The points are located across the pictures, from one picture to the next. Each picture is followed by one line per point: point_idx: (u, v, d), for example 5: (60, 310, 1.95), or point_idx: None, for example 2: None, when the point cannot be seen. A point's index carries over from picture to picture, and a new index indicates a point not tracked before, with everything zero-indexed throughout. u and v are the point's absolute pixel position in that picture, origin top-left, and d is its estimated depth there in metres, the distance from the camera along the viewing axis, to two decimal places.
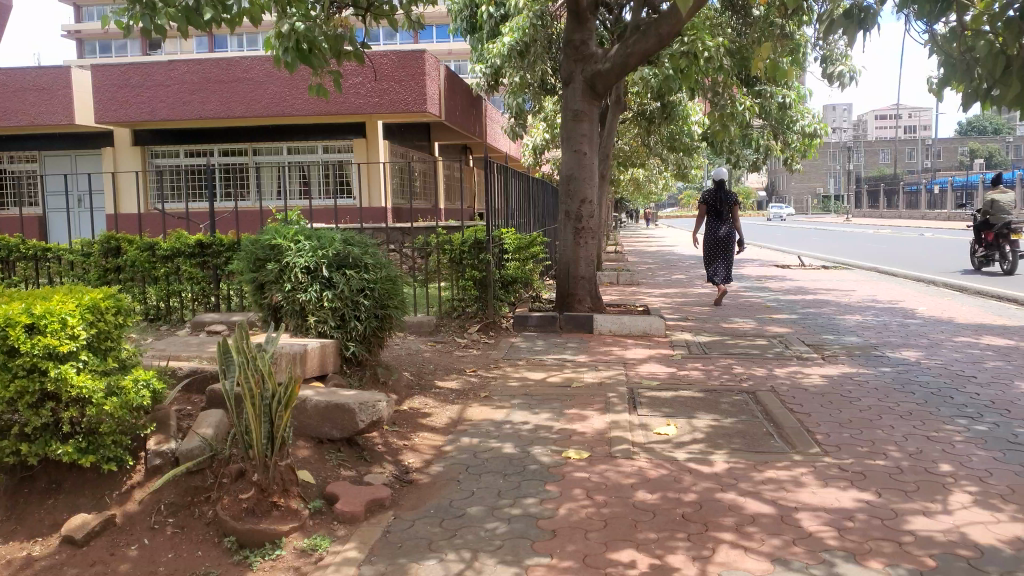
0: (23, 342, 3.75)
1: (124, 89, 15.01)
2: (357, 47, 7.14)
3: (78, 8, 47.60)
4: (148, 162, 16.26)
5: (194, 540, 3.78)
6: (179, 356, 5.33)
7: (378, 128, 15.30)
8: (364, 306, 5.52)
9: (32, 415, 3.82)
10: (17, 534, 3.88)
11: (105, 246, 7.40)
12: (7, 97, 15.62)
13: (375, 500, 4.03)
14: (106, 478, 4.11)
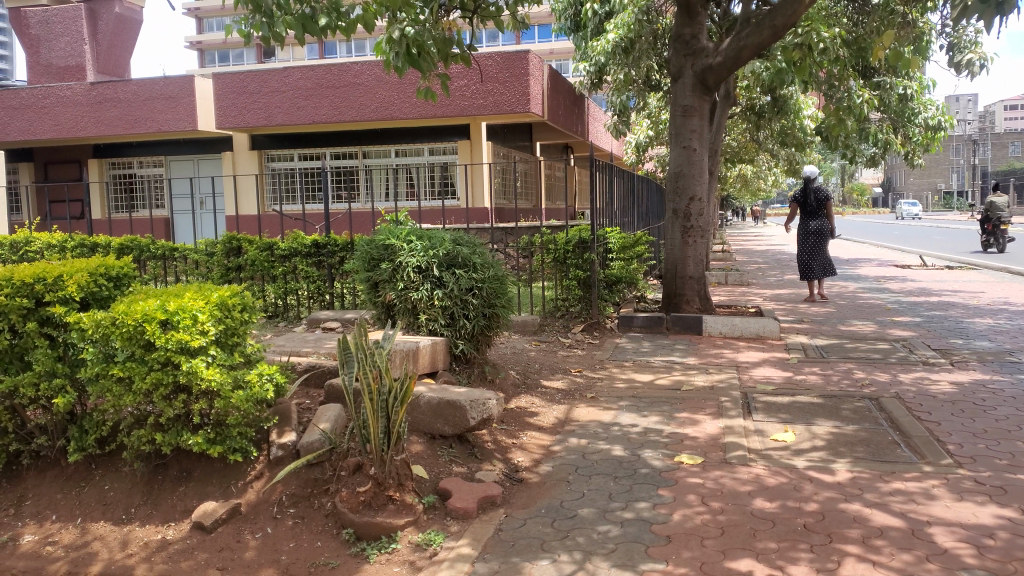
0: (159, 337, 3.97)
1: (243, 95, 15.85)
2: (465, 49, 7.19)
3: (199, 19, 50.00)
4: (264, 165, 16.95)
5: (314, 530, 3.90)
6: (299, 352, 5.52)
7: (482, 129, 15.39)
8: (473, 305, 5.57)
9: (166, 406, 4.05)
10: (153, 518, 4.10)
11: (228, 246, 7.70)
12: (138, 105, 16.55)
13: (486, 498, 4.06)
14: (233, 468, 4.29)
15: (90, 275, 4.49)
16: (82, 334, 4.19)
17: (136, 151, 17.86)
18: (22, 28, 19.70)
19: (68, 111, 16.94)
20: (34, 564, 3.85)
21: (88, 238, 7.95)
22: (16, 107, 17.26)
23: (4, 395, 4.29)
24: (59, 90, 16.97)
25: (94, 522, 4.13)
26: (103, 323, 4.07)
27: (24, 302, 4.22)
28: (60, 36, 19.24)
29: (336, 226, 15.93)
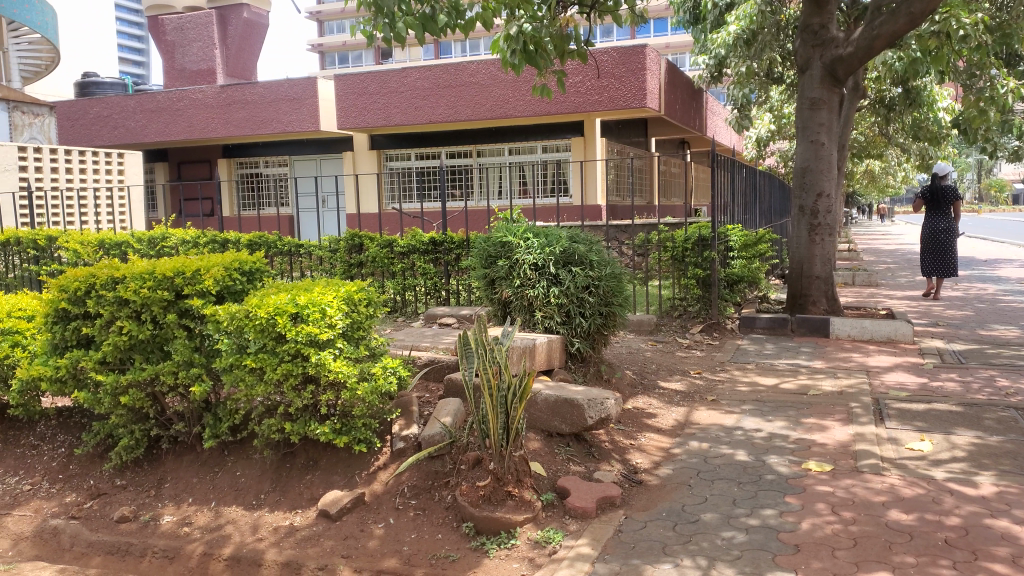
0: (289, 329, 4.13)
1: (362, 96, 16.30)
2: (582, 46, 7.09)
3: (321, 22, 51.67)
4: (382, 164, 17.39)
5: (435, 523, 3.94)
6: (419, 346, 5.63)
7: (596, 126, 15.27)
8: (590, 303, 5.51)
9: (295, 396, 4.21)
10: (282, 505, 4.25)
11: (350, 243, 7.90)
12: (264, 107, 17.25)
13: (605, 498, 4.01)
14: (357, 459, 4.40)
15: (225, 269, 4.69)
16: (218, 326, 4.38)
17: (262, 151, 18.64)
18: (160, 35, 20.85)
19: (201, 113, 17.82)
20: (173, 543, 4.06)
21: (220, 234, 8.22)
22: (154, 110, 18.27)
23: (146, 383, 4.51)
24: (192, 93, 17.88)
25: (228, 506, 4.31)
26: (238, 316, 4.25)
27: (165, 294, 4.45)
28: (193, 42, 20.27)
29: (453, 224, 16.17)
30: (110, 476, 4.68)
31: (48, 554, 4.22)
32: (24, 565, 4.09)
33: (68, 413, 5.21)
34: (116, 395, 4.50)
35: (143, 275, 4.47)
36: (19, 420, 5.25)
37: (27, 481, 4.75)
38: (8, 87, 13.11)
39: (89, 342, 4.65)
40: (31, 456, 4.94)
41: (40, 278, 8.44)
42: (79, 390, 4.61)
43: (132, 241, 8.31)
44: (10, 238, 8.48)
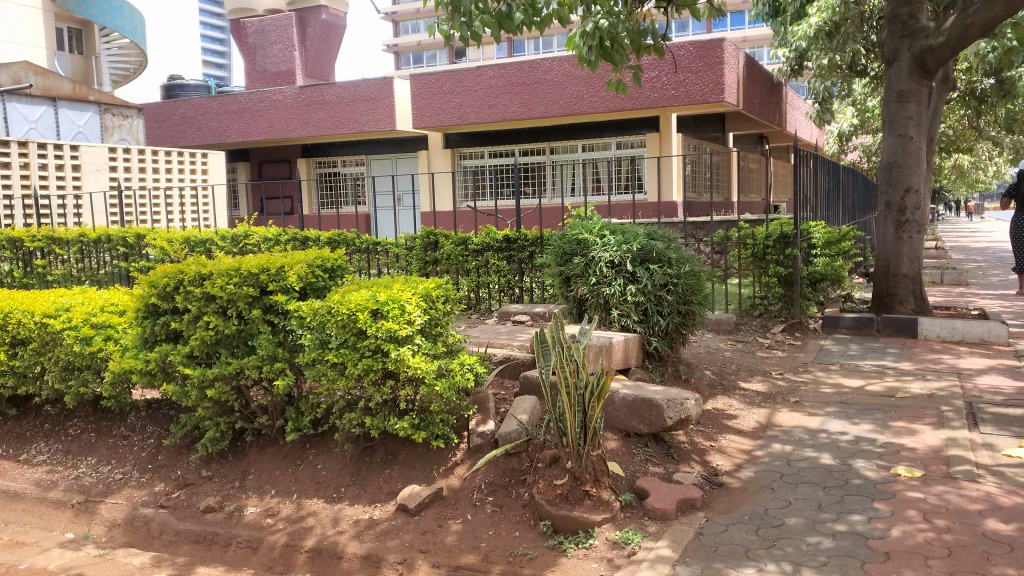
0: (370, 325, 4.20)
1: (437, 95, 16.45)
2: (660, 40, 6.93)
3: (396, 22, 52.31)
4: (456, 162, 17.53)
5: (512, 520, 3.94)
6: (494, 343, 5.65)
7: (672, 121, 15.02)
8: (669, 301, 5.43)
9: (375, 391, 4.27)
10: (362, 498, 4.30)
11: (426, 240, 7.94)
12: (341, 107, 17.55)
13: (685, 500, 3.94)
14: (435, 454, 4.42)
15: (308, 266, 4.79)
16: (301, 321, 4.48)
17: (340, 151, 18.98)
18: (241, 37, 21.40)
19: (280, 113, 18.24)
20: (256, 534, 4.15)
21: (299, 232, 8.33)
22: (236, 111, 18.78)
23: (232, 376, 4.63)
24: (272, 95, 18.32)
25: (309, 499, 4.39)
26: (321, 312, 4.35)
27: (250, 290, 4.56)
28: (273, 44, 20.75)
29: (527, 221, 16.20)
30: (196, 467, 4.81)
31: (139, 541, 4.38)
32: (117, 552, 4.26)
33: (157, 405, 5.37)
34: (203, 388, 4.63)
35: (229, 271, 4.59)
36: (111, 411, 5.44)
37: (119, 470, 4.92)
38: (100, 91, 13.62)
39: (177, 336, 4.79)
40: (123, 445, 5.11)
41: (129, 275, 8.68)
42: (168, 383, 4.76)
43: (216, 238, 8.48)
44: (101, 235, 8.68)
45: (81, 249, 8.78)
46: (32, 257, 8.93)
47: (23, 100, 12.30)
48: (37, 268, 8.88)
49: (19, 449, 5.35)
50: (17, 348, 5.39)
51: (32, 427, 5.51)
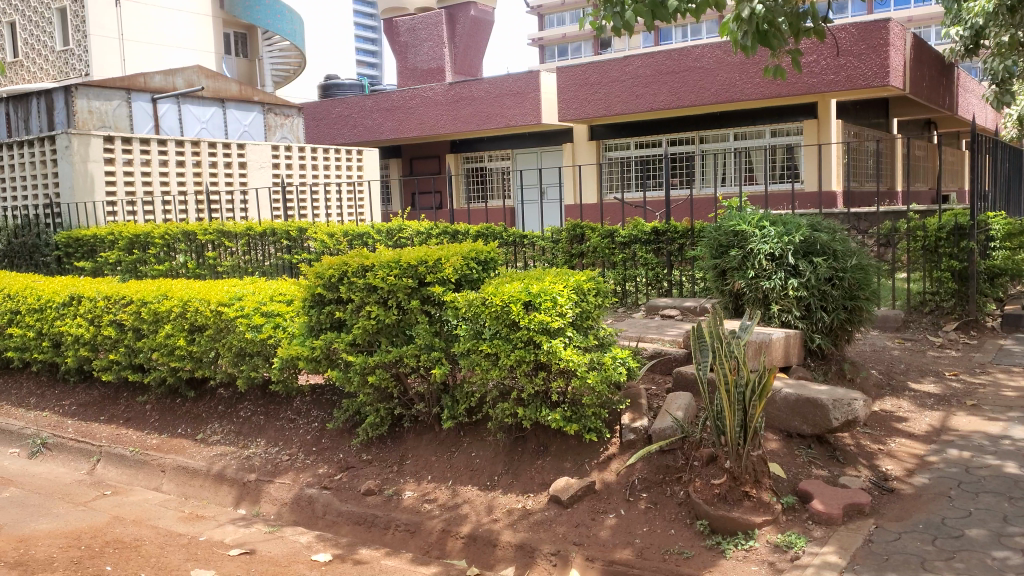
0: (523, 317, 4.25)
1: (584, 87, 16.41)
2: (820, 23, 6.47)
3: (542, 16, 52.63)
4: (601, 154, 17.45)
5: (668, 518, 3.87)
6: (645, 337, 5.56)
7: (831, 108, 14.38)
8: (833, 297, 5.18)
9: (528, 381, 4.32)
10: (514, 487, 4.34)
11: (572, 233, 7.78)
12: (490, 102, 17.84)
13: (853, 505, 3.75)
14: (586, 447, 4.39)
15: (463, 258, 4.88)
16: (456, 312, 4.60)
17: (486, 146, 19.29)
18: (393, 36, 22.10)
19: (430, 110, 18.76)
20: (414, 518, 4.27)
21: (450, 225, 8.38)
22: (389, 109, 19.44)
23: (391, 364, 4.80)
24: (422, 92, 18.85)
25: (464, 486, 4.46)
26: (475, 303, 4.45)
27: (409, 282, 4.72)
28: (424, 42, 21.30)
29: (678, 213, 15.95)
30: (357, 450, 4.99)
31: (306, 520, 4.62)
32: (285, 529, 4.55)
33: (320, 391, 5.62)
34: (364, 374, 4.82)
35: (390, 263, 4.77)
36: (278, 395, 5.73)
37: (286, 451, 5.17)
38: (264, 91, 14.38)
39: (340, 325, 5.01)
40: (289, 428, 5.37)
41: (292, 266, 9.10)
42: (332, 369, 5.00)
43: (373, 232, 8.64)
44: (266, 229, 9.14)
45: (248, 241, 9.30)
46: (204, 249, 9.49)
47: (196, 101, 13.16)
48: (209, 260, 9.43)
49: (196, 428, 5.73)
50: (195, 335, 5.77)
51: (207, 408, 5.86)
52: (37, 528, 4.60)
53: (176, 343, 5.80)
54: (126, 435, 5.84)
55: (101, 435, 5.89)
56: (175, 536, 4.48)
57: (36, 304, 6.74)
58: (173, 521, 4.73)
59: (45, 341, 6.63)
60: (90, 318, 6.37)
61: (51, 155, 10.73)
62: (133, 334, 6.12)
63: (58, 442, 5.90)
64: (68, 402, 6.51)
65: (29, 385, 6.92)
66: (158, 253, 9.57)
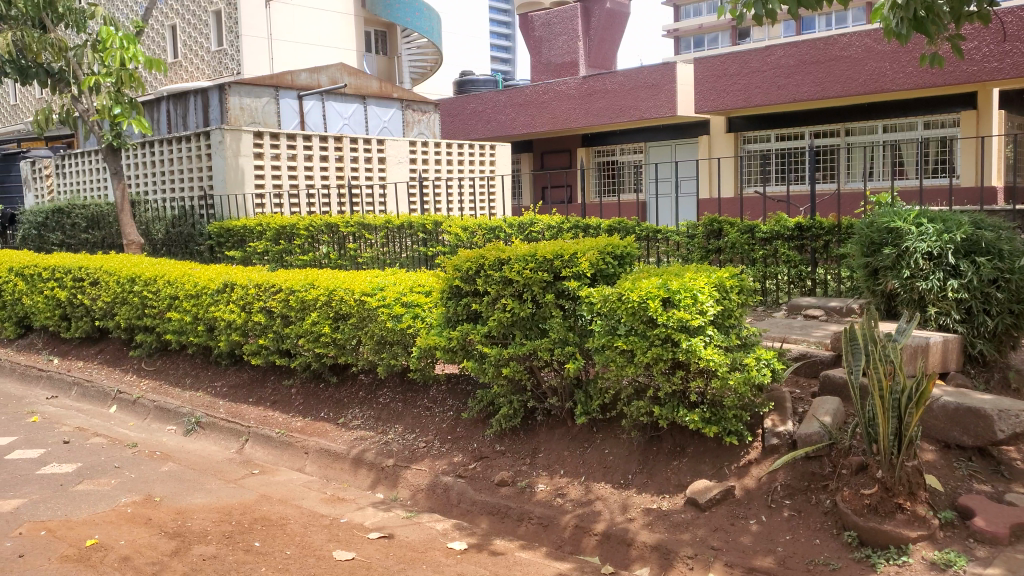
0: (661, 314, 4.17)
1: (722, 78, 16.00)
2: (984, 6, 5.97)
3: (677, 7, 51.67)
4: (740, 147, 17.05)
5: (813, 527, 3.71)
6: (789, 338, 5.40)
7: (993, 97, 13.50)
8: (998, 299, 4.84)
9: (665, 380, 4.23)
10: (649, 487, 4.25)
11: (708, 229, 7.40)
12: (624, 95, 17.67)
13: (1021, 525, 3.49)
14: (726, 450, 4.26)
15: (599, 252, 4.83)
16: (592, 307, 4.55)
17: (618, 139, 19.12)
18: (529, 31, 22.23)
19: (564, 104, 18.79)
20: (548, 511, 4.28)
21: (583, 219, 8.30)
22: (522, 104, 19.60)
23: (525, 357, 4.82)
24: (556, 86, 18.90)
25: (598, 483, 4.41)
26: (611, 298, 4.40)
27: (544, 275, 4.71)
28: (559, 36, 21.31)
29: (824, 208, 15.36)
30: (490, 441, 5.02)
31: (441, 507, 4.71)
32: (422, 516, 4.65)
33: (456, 380, 5.70)
34: (499, 365, 4.89)
35: (526, 256, 4.80)
36: (416, 383, 5.86)
37: (423, 439, 5.27)
38: (403, 88, 14.77)
39: (476, 317, 5.08)
40: (426, 416, 5.48)
41: (427, 259, 9.30)
42: (467, 360, 5.08)
43: (505, 226, 8.60)
44: (404, 222, 9.38)
45: (387, 234, 9.55)
46: (345, 241, 9.82)
47: (339, 98, 13.62)
48: (350, 251, 9.77)
49: (338, 413, 5.92)
50: (339, 322, 5.97)
51: (348, 394, 6.06)
52: (193, 502, 4.89)
53: (321, 330, 6.04)
54: (272, 417, 6.12)
55: (249, 416, 6.20)
56: (318, 517, 4.66)
57: (192, 291, 7.15)
58: (316, 502, 4.92)
59: (200, 325, 7.03)
60: (242, 305, 6.71)
61: (206, 150, 11.40)
62: (281, 320, 6.40)
63: (211, 421, 6.25)
64: (220, 383, 6.88)
65: (185, 366, 7.35)
66: (303, 244, 9.98)
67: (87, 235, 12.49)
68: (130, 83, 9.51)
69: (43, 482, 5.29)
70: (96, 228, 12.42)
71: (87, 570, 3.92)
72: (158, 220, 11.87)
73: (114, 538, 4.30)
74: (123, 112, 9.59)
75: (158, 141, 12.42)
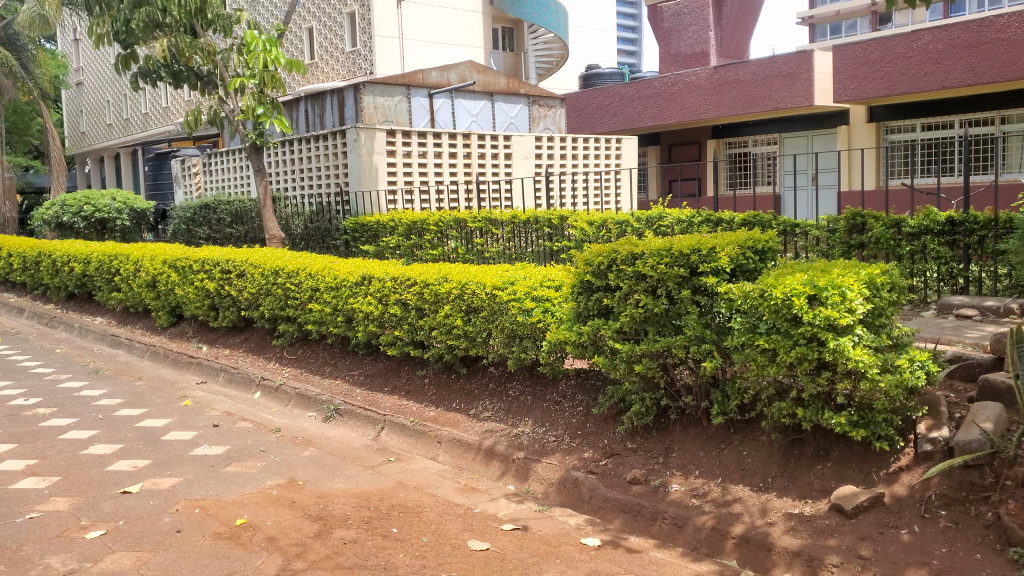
0: (807, 312, 4.01)
1: (864, 65, 15.37)
2: None
3: None
4: (881, 137, 16.34)
5: (972, 540, 3.49)
6: (943, 340, 5.15)
7: None
8: None
9: (809, 381, 4.07)
10: (790, 492, 4.10)
11: (850, 223, 7.10)
12: (757, 85, 17.16)
13: None
14: (875, 456, 4.06)
15: (739, 247, 4.70)
16: (731, 304, 4.44)
17: (750, 130, 18.59)
18: (657, 22, 21.90)
19: (694, 95, 18.42)
20: (683, 511, 4.20)
21: (714, 213, 8.08)
22: (650, 96, 19.35)
23: (658, 354, 4.74)
24: (686, 77, 18.55)
25: (735, 485, 4.29)
26: (753, 295, 4.27)
27: (680, 271, 4.63)
28: (689, 26, 20.91)
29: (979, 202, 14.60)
30: (622, 438, 4.96)
31: (573, 502, 4.70)
32: (554, 510, 4.66)
33: (586, 375, 5.67)
34: (630, 362, 4.83)
35: (661, 251, 4.73)
36: (545, 377, 5.86)
37: (553, 433, 5.27)
38: (530, 84, 14.86)
39: (607, 312, 5.03)
40: (556, 410, 5.47)
41: (553, 254, 9.29)
42: (598, 355, 5.04)
43: (632, 220, 8.49)
44: (530, 217, 9.42)
45: (513, 229, 9.61)
46: (472, 235, 9.94)
47: (468, 95, 13.82)
48: (477, 246, 9.88)
49: (469, 404, 6.00)
50: (470, 315, 6.06)
51: (479, 386, 6.13)
52: (333, 487, 5.06)
53: (454, 323, 6.14)
54: (406, 406, 6.27)
55: (385, 404, 6.38)
56: (452, 506, 4.74)
57: (332, 283, 7.42)
58: (450, 492, 5.00)
59: (339, 316, 7.28)
60: (379, 297, 6.92)
61: (342, 148, 11.81)
62: (416, 313, 6.55)
63: (348, 409, 6.46)
64: (358, 371, 7.11)
65: (324, 355, 7.63)
66: (432, 239, 10.19)
67: (232, 230, 13.15)
68: (273, 84, 9.96)
69: (196, 462, 5.60)
70: (240, 222, 13.05)
71: (237, 548, 4.12)
72: (297, 215, 12.34)
73: (262, 519, 4.50)
74: (265, 112, 10.05)
75: (298, 140, 12.94)
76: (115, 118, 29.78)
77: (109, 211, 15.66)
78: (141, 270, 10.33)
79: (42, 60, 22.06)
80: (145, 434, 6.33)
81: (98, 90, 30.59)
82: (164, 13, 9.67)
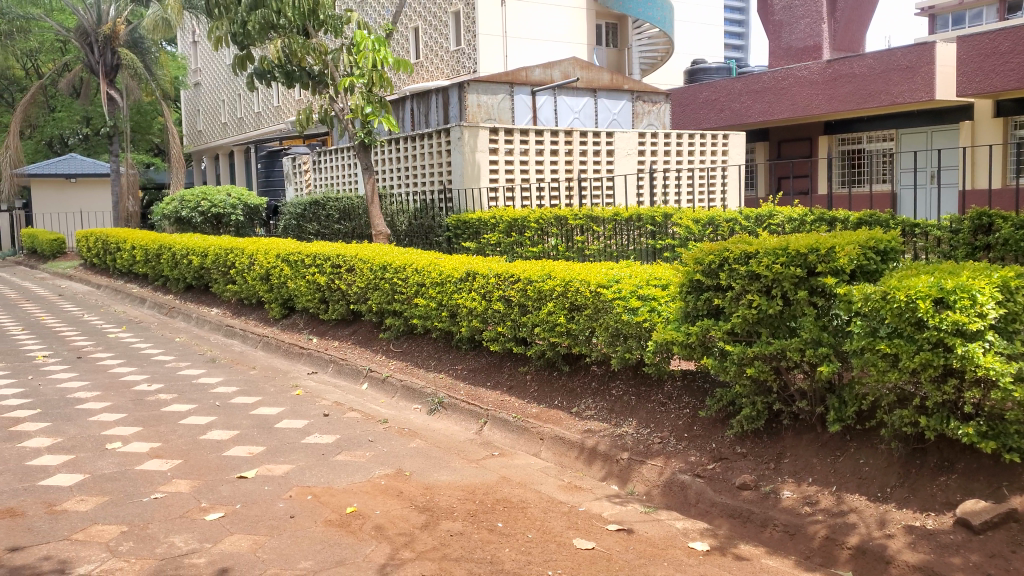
0: (933, 316, 3.84)
1: (992, 57, 14.45)
2: None
3: None
4: (1009, 133, 15.48)
5: None
6: None
7: None
8: None
9: (935, 388, 3.88)
10: (911, 504, 3.91)
11: (976, 223, 6.67)
12: (872, 79, 16.52)
13: None
14: (1005, 469, 3.81)
15: (859, 247, 4.52)
16: (850, 306, 4.29)
17: (864, 127, 17.93)
18: (767, 15, 21.30)
19: (805, 90, 17.89)
20: (795, 519, 4.10)
21: (828, 211, 7.77)
22: (758, 91, 18.91)
23: (771, 357, 4.62)
24: (797, 72, 18.03)
25: (851, 494, 4.12)
26: (875, 298, 4.10)
27: (797, 271, 4.51)
28: (801, 19, 20.29)
29: None
30: (731, 442, 4.85)
31: (679, 505, 4.64)
32: (660, 512, 4.61)
33: (693, 377, 5.58)
34: (741, 365, 4.72)
35: (776, 250, 4.62)
36: (650, 377, 5.80)
37: (658, 434, 5.19)
38: (634, 80, 14.70)
39: (717, 312, 4.94)
40: (661, 411, 5.39)
41: (657, 252, 9.18)
42: (706, 356, 4.94)
43: (741, 218, 8.29)
44: (632, 215, 9.34)
45: (615, 227, 9.55)
46: (573, 234, 9.90)
47: (571, 92, 13.79)
48: (577, 244, 9.84)
49: (571, 402, 5.99)
50: (574, 313, 6.04)
51: (581, 384, 6.11)
52: (439, 479, 5.14)
53: (557, 320, 6.13)
54: (509, 402, 6.31)
55: (487, 399, 6.43)
56: (557, 503, 4.74)
57: (438, 278, 7.54)
58: (554, 489, 5.00)
59: (444, 311, 7.39)
60: (483, 293, 6.98)
61: (446, 146, 11.97)
62: (519, 309, 6.57)
63: (452, 402, 6.56)
64: (461, 366, 7.19)
65: (429, 349, 7.75)
66: (533, 236, 10.19)
67: (340, 226, 13.51)
68: (381, 83, 10.16)
69: (308, 450, 5.78)
70: (347, 219, 13.38)
71: (348, 536, 4.23)
72: (402, 212, 12.54)
73: (371, 508, 4.60)
74: (373, 111, 10.29)
75: (404, 138, 13.19)
76: (230, 117, 31.04)
77: (224, 206, 16.33)
78: (255, 264, 10.73)
79: (165, 61, 22.77)
80: (259, 421, 6.57)
81: (214, 90, 31.97)
82: (278, 15, 10.01)
